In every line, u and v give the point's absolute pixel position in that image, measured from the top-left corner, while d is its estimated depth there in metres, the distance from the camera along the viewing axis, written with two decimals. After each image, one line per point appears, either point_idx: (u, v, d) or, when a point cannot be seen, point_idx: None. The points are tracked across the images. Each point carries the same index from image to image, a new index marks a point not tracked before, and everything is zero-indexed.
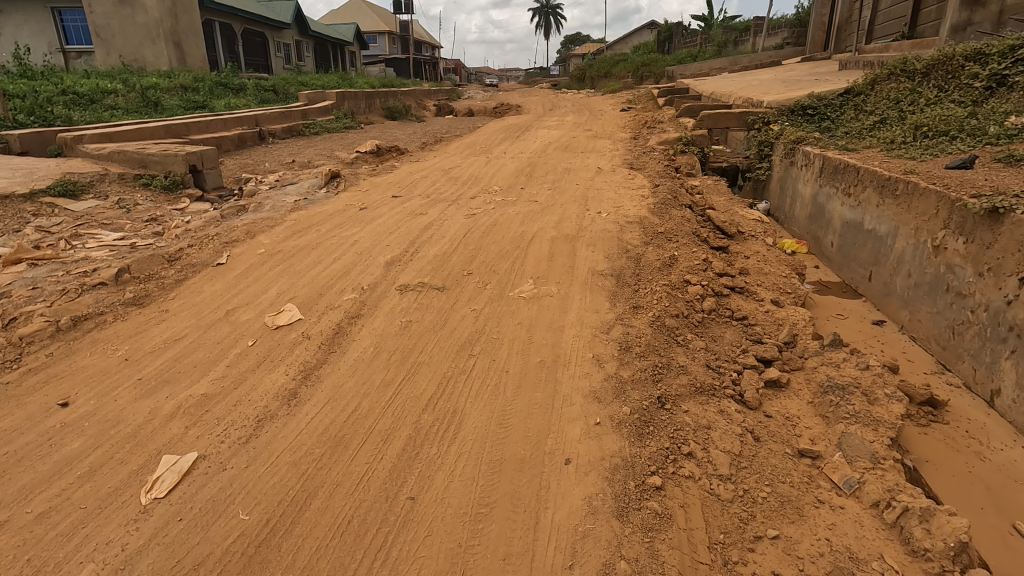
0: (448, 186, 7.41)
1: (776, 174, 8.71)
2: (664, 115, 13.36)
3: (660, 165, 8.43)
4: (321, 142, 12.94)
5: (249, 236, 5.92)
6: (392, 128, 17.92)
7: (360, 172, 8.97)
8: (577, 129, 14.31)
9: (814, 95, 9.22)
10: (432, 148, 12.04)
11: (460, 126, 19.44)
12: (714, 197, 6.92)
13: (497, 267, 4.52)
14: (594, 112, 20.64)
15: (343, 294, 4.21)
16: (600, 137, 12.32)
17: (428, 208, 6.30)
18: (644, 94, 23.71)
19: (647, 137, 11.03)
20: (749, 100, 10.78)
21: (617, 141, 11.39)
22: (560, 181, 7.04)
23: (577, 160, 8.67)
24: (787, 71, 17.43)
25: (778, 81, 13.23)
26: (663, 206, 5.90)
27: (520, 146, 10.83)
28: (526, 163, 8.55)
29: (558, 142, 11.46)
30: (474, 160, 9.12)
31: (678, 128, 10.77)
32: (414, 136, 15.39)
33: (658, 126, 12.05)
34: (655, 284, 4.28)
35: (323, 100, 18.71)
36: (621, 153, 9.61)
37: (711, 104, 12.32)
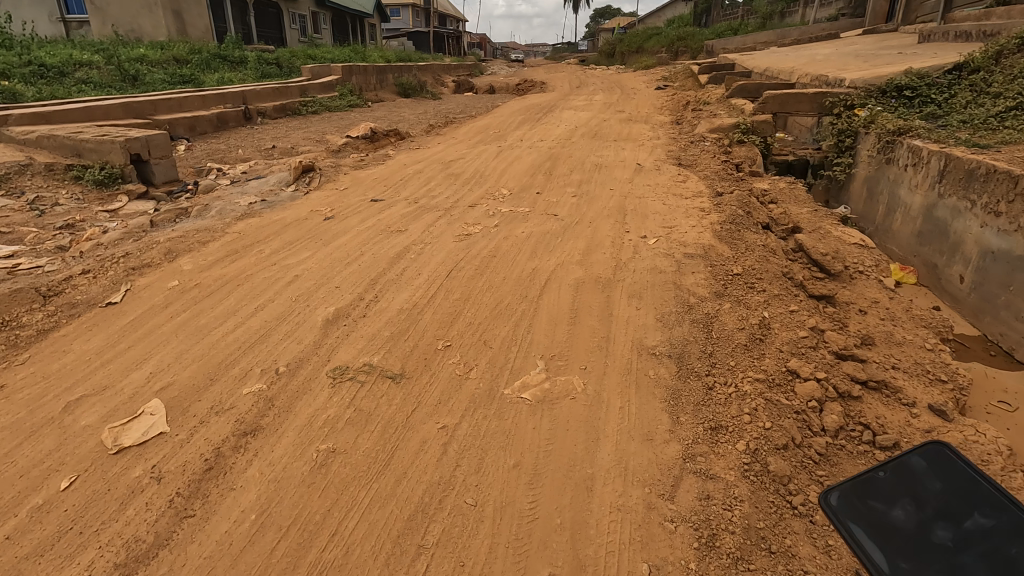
0: (444, 186, 5.84)
1: (863, 172, 6.91)
2: (711, 96, 11.48)
3: (715, 159, 6.69)
4: (316, 124, 11.41)
5: (169, 256, 4.43)
6: (403, 107, 16.31)
7: (345, 163, 7.42)
8: (608, 111, 12.49)
9: (912, 72, 7.35)
10: (440, 132, 10.43)
11: (478, 105, 17.73)
12: (795, 208, 5.20)
13: (491, 337, 2.94)
14: (627, 91, 18.66)
15: (243, 382, 2.68)
16: (634, 121, 10.51)
17: (411, 220, 4.75)
18: (681, 71, 21.54)
19: (693, 122, 9.21)
20: (820, 79, 8.89)
21: (656, 126, 9.60)
22: (587, 184, 5.40)
23: (610, 152, 6.97)
24: (852, 45, 15.21)
25: (849, 56, 11.21)
26: (734, 228, 4.22)
27: (540, 132, 9.13)
28: (544, 154, 6.89)
29: (585, 127, 9.73)
30: (482, 150, 7.48)
31: (732, 112, 8.94)
32: (424, 116, 13.77)
33: (705, 110, 10.20)
34: (741, 378, 2.66)
35: (328, 75, 17.11)
36: (663, 143, 7.87)
37: (769, 83, 10.41)
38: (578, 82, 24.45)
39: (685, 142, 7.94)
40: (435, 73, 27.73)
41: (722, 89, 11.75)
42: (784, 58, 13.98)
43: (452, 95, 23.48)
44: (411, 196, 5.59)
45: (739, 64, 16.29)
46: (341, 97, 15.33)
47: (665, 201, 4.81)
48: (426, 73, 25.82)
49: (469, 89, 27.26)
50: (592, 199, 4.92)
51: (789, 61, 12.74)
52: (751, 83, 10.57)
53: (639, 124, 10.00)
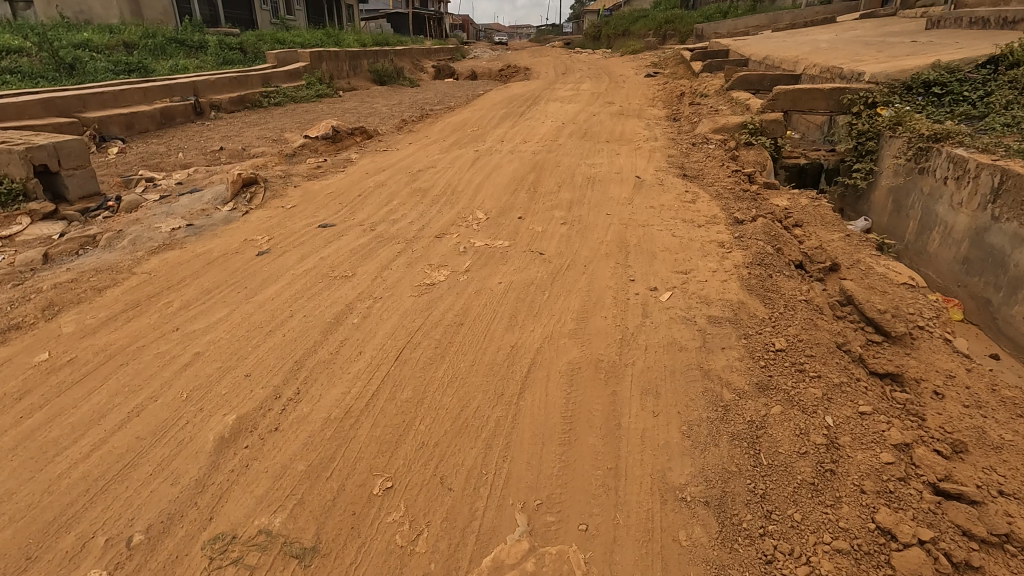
0: (409, 206, 4.92)
1: (888, 181, 6.12)
2: (709, 88, 10.60)
3: (724, 168, 5.83)
4: (276, 119, 10.32)
5: (48, 311, 3.46)
6: (377, 96, 15.19)
7: (298, 171, 6.44)
8: (596, 104, 11.53)
9: (941, 66, 6.53)
10: (412, 129, 9.42)
11: (459, 94, 16.65)
12: (825, 237, 4.38)
13: (452, 470, 2.06)
14: (615, 78, 17.71)
15: (75, 566, 1.78)
16: (626, 117, 9.59)
17: (363, 258, 3.83)
18: (671, 57, 20.54)
19: (692, 119, 8.33)
20: (833, 72, 8.04)
21: (651, 123, 8.70)
22: (579, 205, 4.52)
23: (603, 159, 6.08)
24: (853, 30, 14.39)
25: (856, 43, 10.36)
26: (765, 275, 3.38)
27: (523, 130, 8.17)
28: (528, 162, 5.98)
29: (572, 124, 8.81)
30: (457, 156, 6.53)
31: (736, 109, 8.07)
32: (399, 108, 12.71)
33: (704, 104, 9.31)
34: (813, 546, 1.81)
35: (295, 62, 15.87)
36: (662, 145, 6.98)
37: (773, 74, 9.57)
38: (563, 68, 23.35)
39: (685, 144, 7.06)
40: (413, 58, 26.40)
41: (720, 80, 10.85)
42: (782, 45, 13.07)
43: (430, 82, 22.28)
44: (369, 220, 4.67)
45: (733, 52, 15.36)
46: (307, 87, 14.16)
47: (674, 232, 3.96)
48: (404, 59, 24.52)
49: (450, 75, 26.02)
50: (586, 229, 4.04)
51: (790, 49, 11.85)
52: (753, 75, 9.68)
53: (632, 120, 9.08)
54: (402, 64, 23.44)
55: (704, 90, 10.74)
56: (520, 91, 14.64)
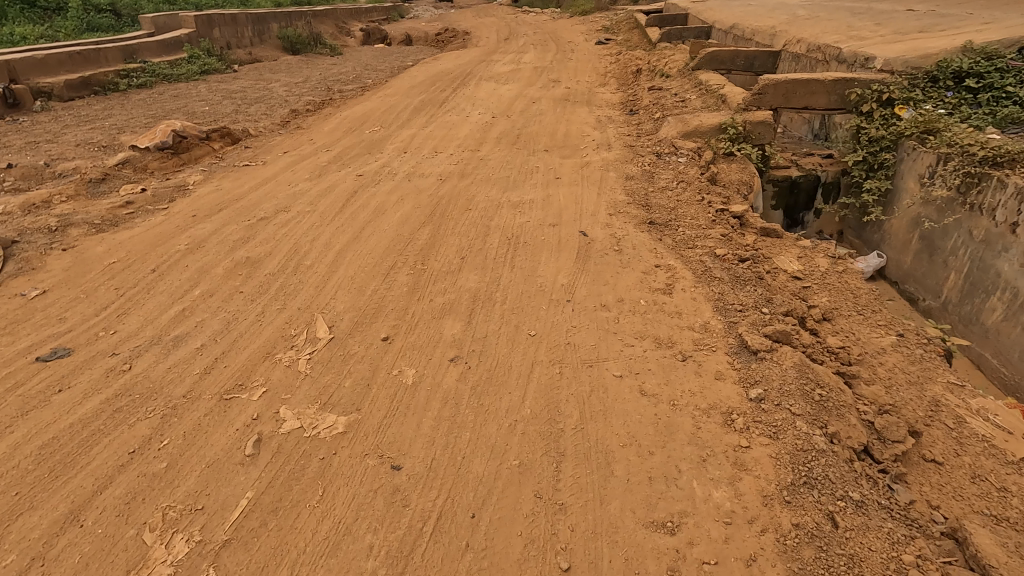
0: (217, 301, 3.04)
1: (917, 211, 4.59)
2: (671, 65, 8.86)
3: (704, 202, 4.14)
4: (124, 111, 7.97)
5: None
6: (282, 72, 12.77)
7: (90, 212, 4.38)
8: (538, 84, 9.62)
9: (974, 48, 4.99)
10: (300, 126, 7.32)
11: (383, 66, 14.34)
12: (873, 352, 2.79)
13: None
14: (563, 47, 15.73)
15: None
16: (573, 108, 7.75)
17: (57, 476, 2.00)
18: (624, 20, 18.66)
19: (653, 114, 6.58)
20: (825, 53, 6.41)
21: (603, 119, 6.91)
22: (488, 308, 2.76)
23: (535, 191, 4.29)
24: None
25: (841, 11, 8.74)
26: (822, 527, 1.75)
27: (437, 131, 6.25)
28: (428, 198, 4.13)
29: (504, 119, 6.94)
30: (330, 181, 4.60)
31: (709, 102, 6.35)
32: (301, 90, 10.46)
33: (666, 91, 7.56)
34: None
35: (177, 29, 13.12)
36: (617, 159, 5.25)
37: (748, 52, 7.90)
38: (506, 33, 21.01)
39: (647, 156, 5.34)
40: (337, 20, 23.40)
41: (683, 56, 9.07)
42: (750, 11, 11.34)
43: (357, 49, 19.66)
44: (137, 336, 2.78)
45: (693, 17, 13.54)
46: (189, 62, 11.59)
47: (642, 385, 2.26)
48: (325, 22, 21.58)
49: (381, 40, 23.30)
50: (490, 378, 2.29)
51: (761, 16, 10.13)
52: (723, 53, 7.94)
53: (580, 114, 7.26)
54: (323, 28, 20.57)
55: (665, 68, 8.94)
56: (450, 63, 12.45)
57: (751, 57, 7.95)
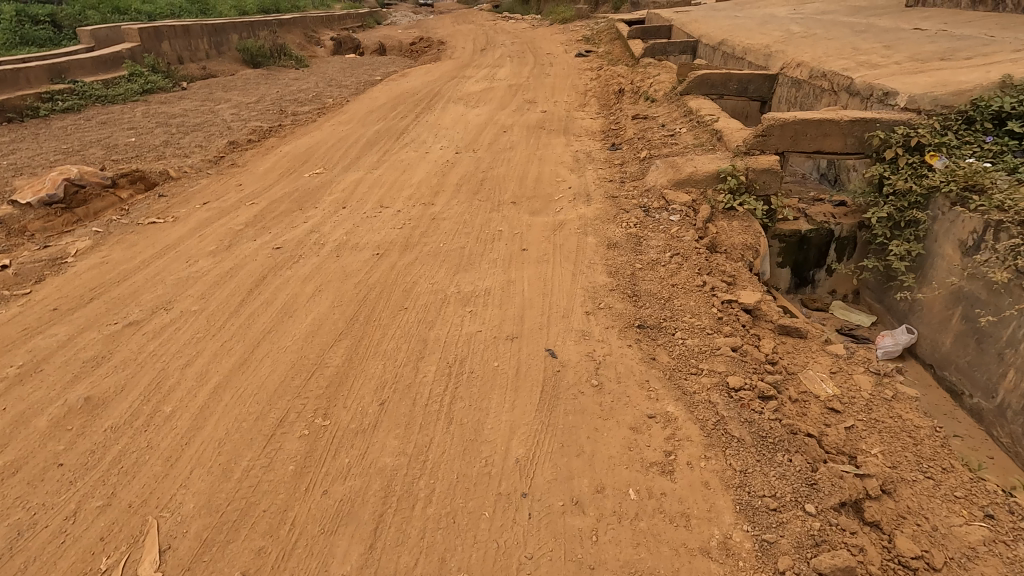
0: (15, 485, 2.11)
1: (958, 285, 3.78)
2: (657, 88, 8.05)
3: (705, 288, 3.27)
4: (33, 144, 6.95)
5: None
6: (236, 90, 11.75)
7: None
8: (511, 108, 8.76)
9: (1015, 85, 4.21)
10: (234, 164, 6.37)
11: (348, 82, 13.38)
12: (963, 561, 1.94)
13: None
14: (542, 60, 14.88)
15: None
16: (548, 140, 6.88)
17: None
18: (606, 30, 17.88)
19: (638, 151, 5.74)
20: (832, 82, 5.62)
21: (581, 154, 6.05)
22: (408, 517, 1.91)
23: (492, 274, 3.40)
24: (814, 8, 12.21)
25: (841, 29, 7.99)
26: None
27: (388, 175, 5.35)
28: (353, 287, 3.21)
29: (468, 156, 6.06)
30: (237, 257, 3.67)
31: (703, 139, 5.52)
32: (250, 113, 9.48)
33: (652, 121, 6.73)
34: None
35: (119, 44, 12.05)
36: (597, 215, 4.39)
37: (742, 75, 7.10)
38: (483, 43, 20.13)
39: (632, 211, 4.49)
40: (306, 29, 22.34)
41: (670, 78, 8.27)
42: (739, 25, 10.58)
43: (325, 61, 18.66)
44: None
45: (679, 30, 12.78)
46: (127, 80, 10.55)
47: None
48: (292, 32, 20.53)
49: (353, 49, 22.28)
50: None
51: (752, 32, 9.36)
52: (714, 77, 7.14)
53: (555, 148, 6.39)
54: (289, 39, 19.53)
55: (650, 91, 8.11)
56: (419, 80, 11.53)
57: (745, 81, 7.16)
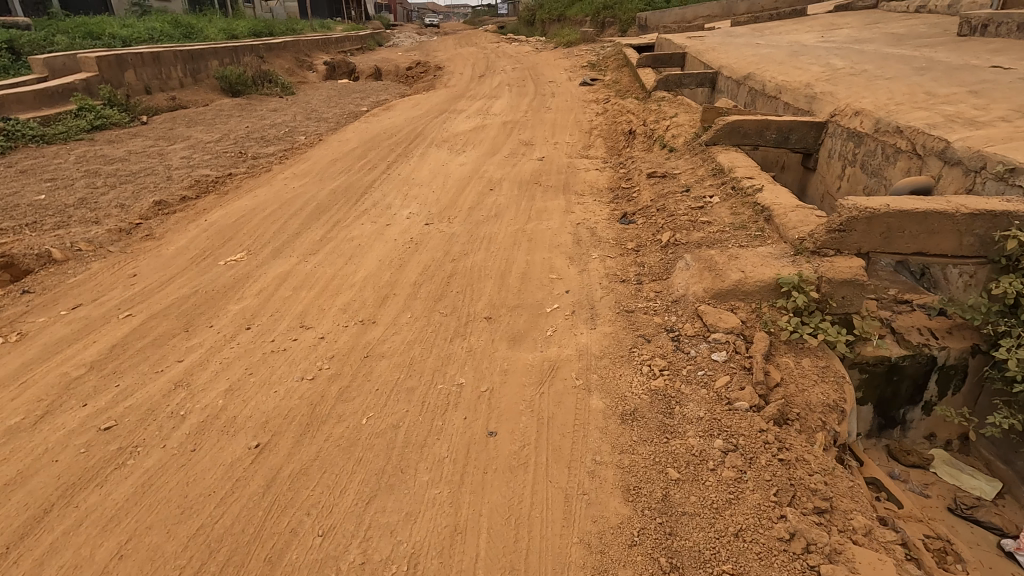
0: None
1: None
2: (675, 134, 6.78)
3: (790, 545, 1.95)
4: None
5: None
6: (202, 125, 10.60)
7: None
8: (503, 155, 7.52)
9: None
10: (148, 235, 5.11)
11: (331, 115, 12.25)
12: None
13: None
14: (544, 89, 13.75)
15: None
16: (543, 204, 5.56)
17: None
18: (612, 55, 16.79)
19: (657, 230, 4.39)
20: (912, 143, 4.30)
21: (583, 228, 4.74)
22: None
23: (428, 508, 2.09)
24: (845, 37, 11.03)
25: (896, 65, 6.69)
26: None
27: (327, 266, 4.04)
28: (179, 556, 1.92)
29: (439, 231, 4.75)
30: (36, 449, 2.34)
31: (744, 218, 4.18)
32: (205, 156, 8.27)
33: (672, 182, 5.41)
34: None
35: (74, 74, 10.94)
36: (605, 349, 3.04)
37: (783, 121, 5.80)
38: (483, 69, 19.02)
39: (655, 337, 3.15)
40: (298, 53, 21.36)
41: (690, 123, 6.98)
42: (766, 56, 9.32)
43: (315, 88, 17.65)
44: None
45: (695, 58, 11.54)
46: (75, 117, 9.43)
47: None
48: (281, 56, 19.51)
49: (347, 74, 21.24)
50: None
51: (784, 64, 8.12)
52: (748, 125, 5.84)
53: (551, 218, 5.07)
54: (277, 65, 18.51)
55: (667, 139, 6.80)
56: (404, 115, 10.31)
57: (787, 129, 5.78)
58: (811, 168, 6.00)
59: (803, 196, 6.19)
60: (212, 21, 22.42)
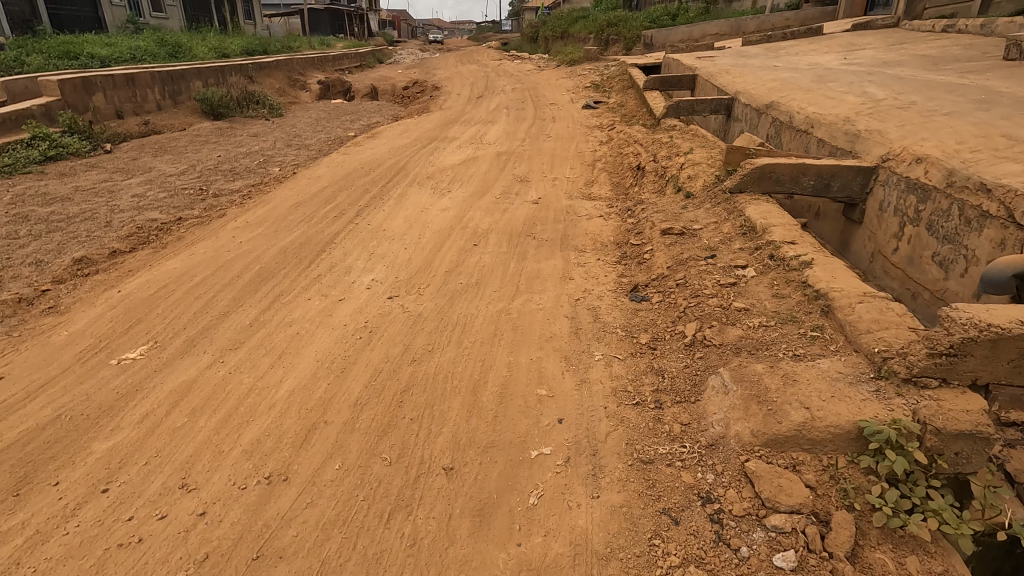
0: None
1: None
2: (692, 176, 5.85)
3: None
4: None
5: None
6: (170, 154, 9.78)
7: None
8: (493, 195, 6.63)
9: None
10: (50, 306, 4.18)
11: (315, 141, 11.44)
12: None
13: None
14: (545, 113, 12.93)
15: None
16: (534, 268, 4.60)
17: None
18: (617, 75, 16.00)
19: (678, 319, 3.42)
20: (1008, 209, 3.39)
21: (584, 306, 3.77)
22: None
23: None
24: (872, 59, 10.15)
25: (948, 96, 5.77)
26: None
27: (246, 372, 3.09)
28: None
29: (403, 311, 3.80)
30: None
31: (793, 309, 3.20)
32: (161, 193, 7.42)
33: (693, 242, 4.44)
34: None
35: (35, 99, 10.23)
36: (611, 544, 2.10)
37: (823, 164, 4.87)
38: (481, 89, 18.24)
39: (683, 516, 2.18)
40: (291, 73, 20.67)
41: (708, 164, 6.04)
42: (788, 82, 8.42)
43: (306, 109, 16.91)
44: None
45: (707, 82, 10.67)
46: (26, 147, 8.66)
47: None
48: (272, 76, 18.79)
49: (341, 94, 20.51)
50: None
51: (812, 92, 7.22)
52: (782, 171, 4.89)
53: (544, 290, 4.11)
54: (267, 86, 17.79)
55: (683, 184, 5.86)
56: (389, 144, 9.43)
57: (827, 175, 4.83)
58: (855, 221, 5.03)
59: (845, 251, 5.21)
60: (204, 40, 21.82)
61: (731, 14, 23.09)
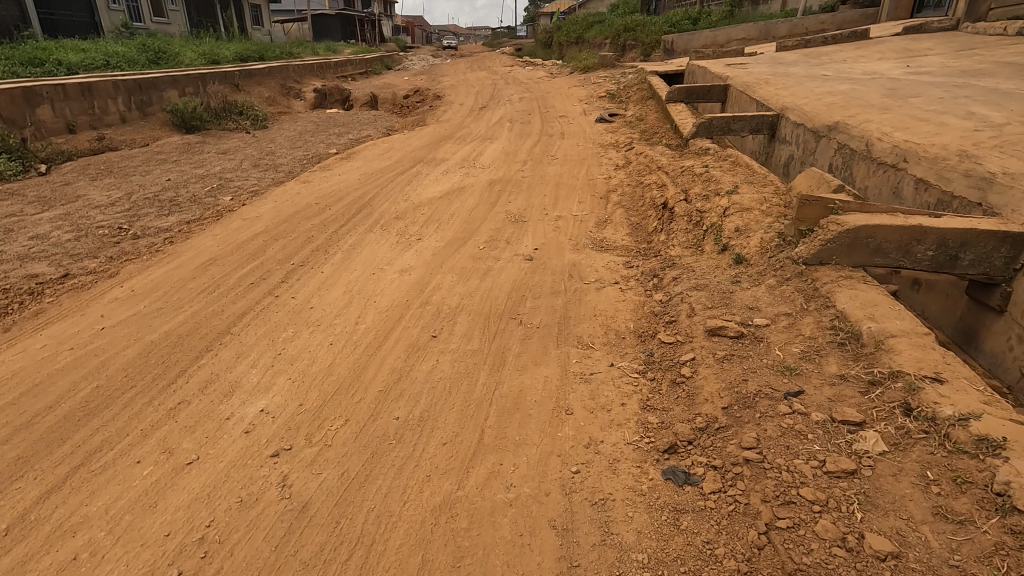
0: None
1: None
2: (746, 230, 4.28)
3: None
4: None
5: None
6: (114, 176, 8.43)
7: None
8: (476, 245, 5.13)
9: None
10: None
11: (290, 159, 10.05)
12: None
13: None
14: (554, 127, 11.42)
15: None
16: (514, 387, 3.06)
17: None
18: (636, 83, 14.45)
19: (757, 558, 1.89)
20: None
21: (585, 500, 2.26)
22: None
23: None
24: (945, 67, 8.47)
25: None
26: None
27: None
28: None
29: (283, 494, 2.29)
30: None
31: (999, 575, 1.63)
32: (71, 231, 6.02)
33: (758, 359, 2.86)
34: None
35: None
36: None
37: (955, 224, 3.25)
38: (486, 99, 16.76)
39: None
40: (285, 81, 19.37)
41: (765, 215, 4.45)
42: (851, 96, 6.78)
43: (296, 120, 15.60)
44: None
45: (742, 94, 9.06)
46: None
47: None
48: (262, 84, 17.50)
49: (337, 102, 19.16)
50: None
51: (893, 111, 5.61)
52: (887, 236, 3.31)
53: (523, 444, 2.56)
54: (255, 95, 16.49)
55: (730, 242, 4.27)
56: (366, 166, 7.99)
57: (959, 244, 3.20)
58: (994, 308, 3.41)
59: (973, 349, 3.60)
60: (197, 46, 20.66)
61: (758, 18, 21.35)
